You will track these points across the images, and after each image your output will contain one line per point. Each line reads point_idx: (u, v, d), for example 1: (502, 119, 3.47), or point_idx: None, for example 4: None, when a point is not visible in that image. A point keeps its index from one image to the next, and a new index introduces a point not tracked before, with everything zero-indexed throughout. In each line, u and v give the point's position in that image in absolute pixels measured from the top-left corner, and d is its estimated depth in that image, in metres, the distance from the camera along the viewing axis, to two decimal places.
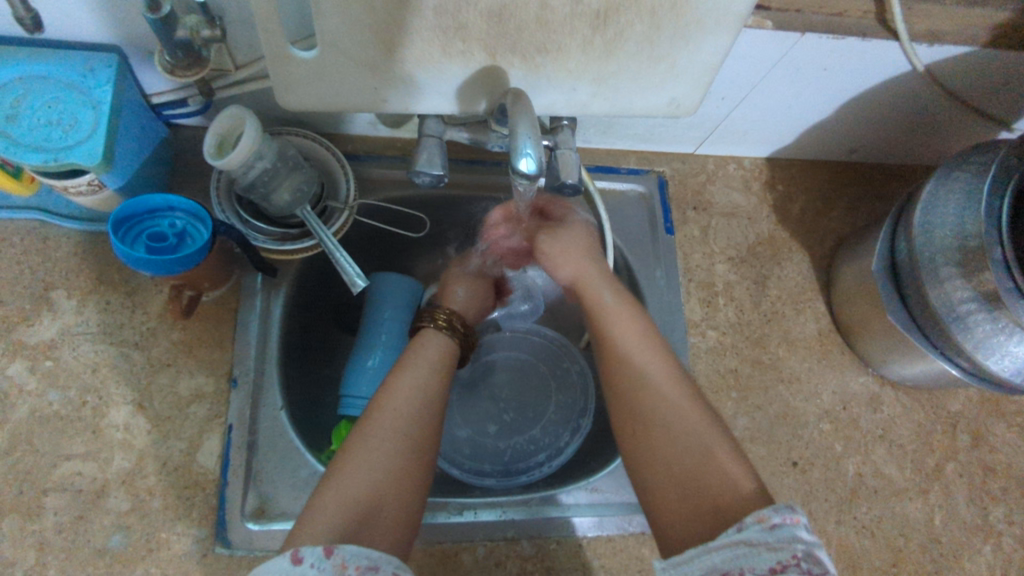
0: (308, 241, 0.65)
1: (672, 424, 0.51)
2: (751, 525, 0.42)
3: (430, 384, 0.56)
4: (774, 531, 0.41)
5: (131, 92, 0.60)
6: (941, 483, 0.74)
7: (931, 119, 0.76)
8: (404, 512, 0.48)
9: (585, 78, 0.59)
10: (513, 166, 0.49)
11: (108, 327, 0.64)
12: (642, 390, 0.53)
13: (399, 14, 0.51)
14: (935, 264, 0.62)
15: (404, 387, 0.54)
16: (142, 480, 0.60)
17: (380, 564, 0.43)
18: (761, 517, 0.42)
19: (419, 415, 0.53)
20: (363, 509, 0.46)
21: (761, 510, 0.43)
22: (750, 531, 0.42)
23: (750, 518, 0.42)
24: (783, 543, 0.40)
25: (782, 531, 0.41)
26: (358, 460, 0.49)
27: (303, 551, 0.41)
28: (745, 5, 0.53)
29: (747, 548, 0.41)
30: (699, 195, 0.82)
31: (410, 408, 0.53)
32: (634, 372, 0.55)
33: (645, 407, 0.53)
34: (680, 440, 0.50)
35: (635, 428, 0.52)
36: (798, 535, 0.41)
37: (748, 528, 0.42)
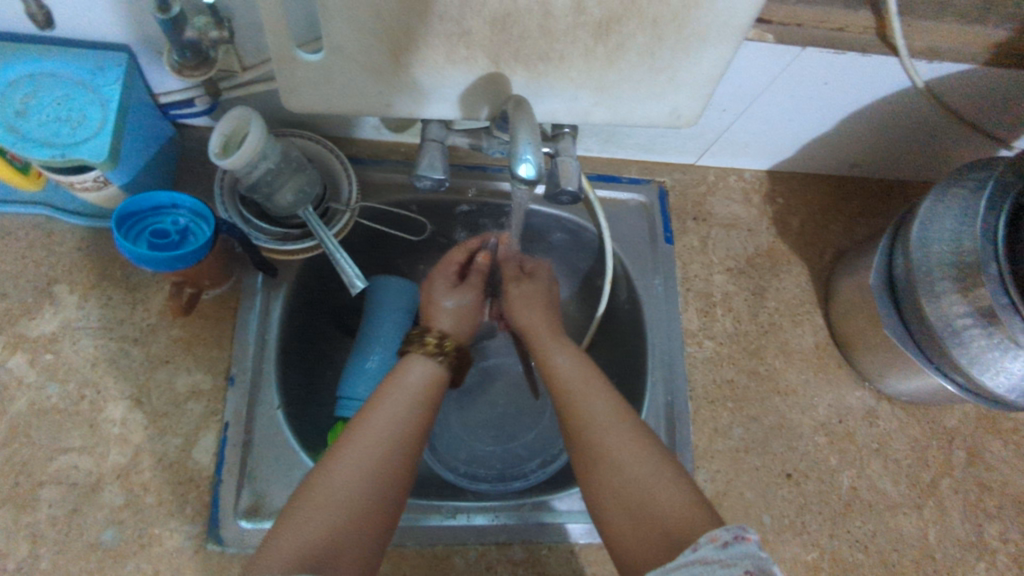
0: (308, 241, 0.65)
1: (620, 456, 0.53)
2: (706, 545, 0.44)
3: (408, 413, 0.55)
4: (728, 548, 0.42)
5: (138, 91, 0.61)
6: (936, 499, 0.74)
7: (931, 136, 0.77)
8: (369, 551, 0.49)
9: (587, 87, 0.60)
10: (512, 170, 0.49)
11: (110, 322, 0.65)
12: (594, 424, 0.56)
13: (405, 20, 0.52)
14: (931, 279, 0.62)
15: (379, 418, 0.54)
16: (137, 475, 0.61)
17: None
18: (714, 536, 0.44)
19: (392, 448, 0.53)
20: (323, 552, 0.46)
21: (714, 531, 0.45)
22: (704, 549, 0.43)
23: (705, 539, 0.44)
24: (737, 558, 0.42)
25: (734, 549, 0.42)
26: (315, 507, 0.48)
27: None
28: (746, 17, 0.54)
29: (701, 566, 0.42)
30: (699, 206, 0.82)
31: (355, 494, 0.49)
32: (584, 410, 0.57)
33: (595, 440, 0.55)
34: (628, 472, 0.52)
35: (587, 467, 0.54)
36: (749, 551, 0.42)
37: (702, 547, 0.44)
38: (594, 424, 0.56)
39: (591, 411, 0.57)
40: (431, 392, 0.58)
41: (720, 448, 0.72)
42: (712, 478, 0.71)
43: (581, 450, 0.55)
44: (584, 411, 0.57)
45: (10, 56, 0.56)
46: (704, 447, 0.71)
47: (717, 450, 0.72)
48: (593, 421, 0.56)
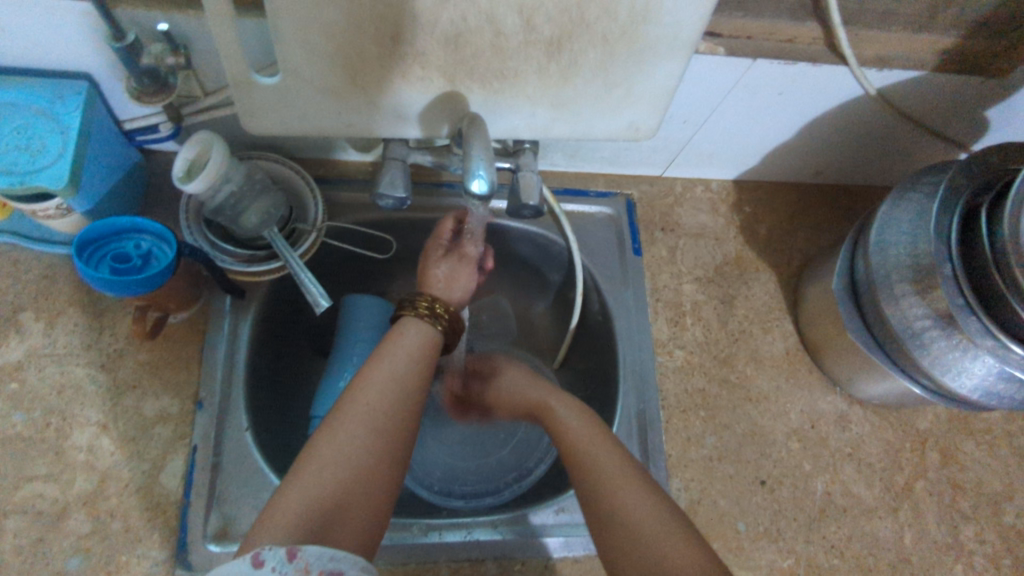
0: (274, 262, 0.66)
1: (629, 514, 0.51)
2: None
3: (406, 373, 0.56)
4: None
5: (101, 117, 0.61)
6: (911, 502, 0.74)
7: (892, 142, 0.78)
8: (375, 506, 0.49)
9: (544, 103, 0.61)
10: (464, 187, 0.50)
11: (76, 348, 0.65)
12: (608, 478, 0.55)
13: (358, 43, 0.53)
14: (890, 281, 0.63)
15: (377, 379, 0.55)
16: (104, 502, 0.60)
17: (343, 566, 0.44)
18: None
19: (393, 406, 0.53)
20: (333, 503, 0.47)
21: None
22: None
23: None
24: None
25: None
26: (324, 461, 0.48)
27: (263, 555, 0.42)
28: (695, 31, 0.55)
29: None
30: (666, 217, 0.83)
31: (354, 460, 0.49)
32: (594, 466, 0.56)
33: (606, 499, 0.53)
34: (638, 528, 0.50)
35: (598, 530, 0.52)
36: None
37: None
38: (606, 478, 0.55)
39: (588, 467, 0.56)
40: (427, 354, 0.60)
41: (693, 457, 0.72)
42: (687, 486, 0.70)
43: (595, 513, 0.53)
44: (597, 466, 0.56)
45: None
46: (678, 456, 0.71)
47: (690, 458, 0.72)
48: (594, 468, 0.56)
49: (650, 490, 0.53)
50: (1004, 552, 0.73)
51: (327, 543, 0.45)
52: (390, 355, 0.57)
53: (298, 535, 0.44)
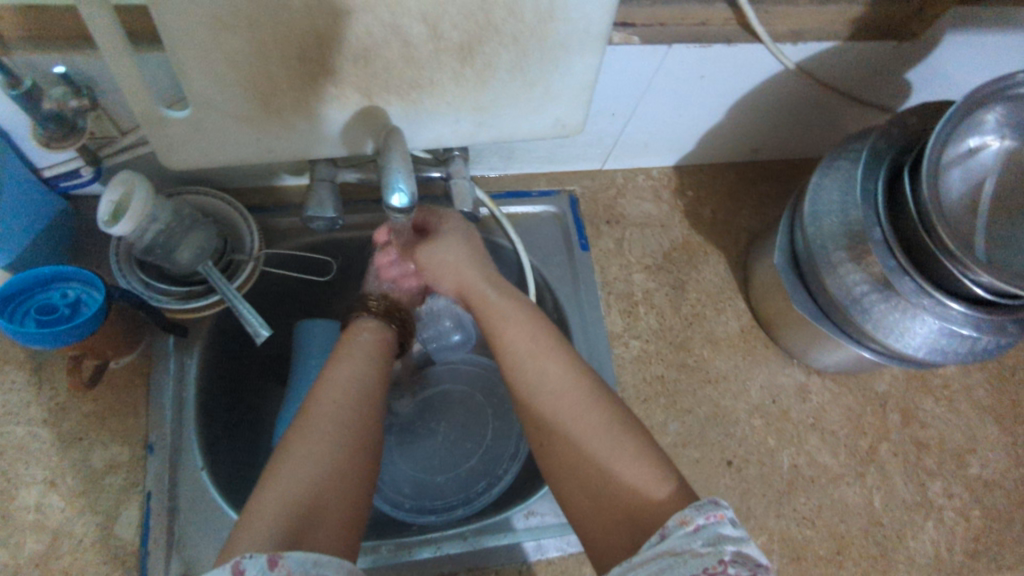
0: (212, 297, 0.64)
1: (582, 432, 0.52)
2: (676, 530, 0.43)
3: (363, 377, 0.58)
4: (700, 534, 0.42)
5: (15, 167, 0.59)
6: (876, 465, 0.74)
7: (820, 113, 0.79)
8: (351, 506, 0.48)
9: (466, 109, 0.61)
10: (383, 202, 0.50)
11: (15, 407, 0.63)
12: (559, 402, 0.54)
13: (265, 66, 0.52)
14: (826, 251, 0.63)
15: (340, 379, 0.56)
16: (57, 561, 0.58)
17: (328, 571, 0.42)
18: (684, 519, 0.43)
19: (355, 407, 0.54)
20: (310, 501, 0.46)
21: (683, 513, 0.44)
22: (675, 536, 0.43)
23: (675, 523, 0.44)
24: (708, 541, 0.42)
25: (706, 531, 0.42)
26: (292, 466, 0.48)
27: (244, 563, 0.39)
28: (604, 24, 0.55)
29: (673, 556, 0.42)
30: (611, 209, 0.84)
31: (326, 458, 0.49)
32: (541, 389, 0.55)
33: (564, 424, 0.53)
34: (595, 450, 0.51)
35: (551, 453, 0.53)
36: (722, 533, 0.42)
37: (673, 533, 0.43)
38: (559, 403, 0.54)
39: (539, 396, 0.55)
40: (380, 358, 0.62)
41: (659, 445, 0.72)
42: None
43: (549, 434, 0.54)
44: (549, 389, 0.55)
45: None
46: None
47: None
48: (543, 398, 0.55)
49: (604, 411, 0.53)
50: (972, 504, 0.74)
51: (308, 543, 0.43)
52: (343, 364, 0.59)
53: (278, 539, 0.42)
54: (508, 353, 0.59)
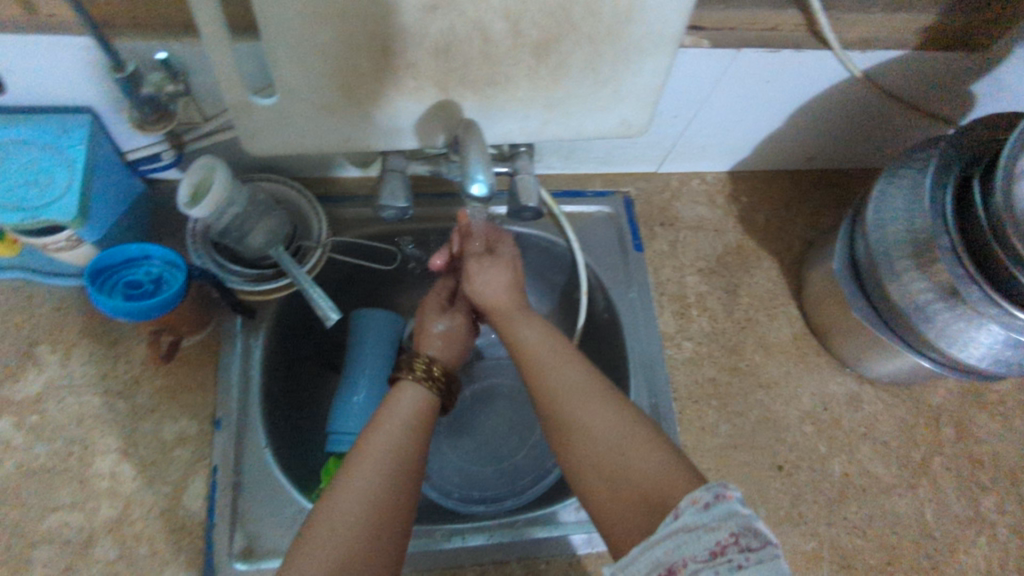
0: (283, 280, 0.67)
1: (587, 419, 0.53)
2: (687, 510, 0.42)
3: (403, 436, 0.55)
4: (710, 510, 0.41)
5: (106, 149, 0.63)
6: (929, 478, 0.74)
7: (881, 123, 0.79)
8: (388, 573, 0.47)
9: (536, 106, 0.62)
10: (463, 190, 0.52)
11: (92, 378, 0.65)
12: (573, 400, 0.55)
13: (352, 58, 0.54)
14: (890, 258, 0.63)
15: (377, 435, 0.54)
16: (129, 527, 0.61)
17: None
18: (695, 498, 0.43)
19: (393, 470, 0.52)
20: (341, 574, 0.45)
21: (694, 493, 0.43)
22: (686, 514, 0.42)
23: (686, 502, 0.43)
24: (719, 516, 0.41)
25: (718, 508, 0.41)
26: (321, 535, 0.46)
27: None
28: (677, 25, 0.56)
29: (686, 534, 0.41)
30: (665, 211, 0.84)
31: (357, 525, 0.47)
32: (558, 391, 0.56)
33: (568, 413, 0.54)
34: (609, 445, 0.51)
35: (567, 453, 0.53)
36: (733, 510, 0.41)
37: (684, 513, 0.42)
38: (563, 391, 0.56)
39: (556, 395, 0.56)
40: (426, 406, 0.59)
41: (709, 446, 0.72)
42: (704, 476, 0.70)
43: (563, 431, 0.54)
44: (556, 381, 0.57)
45: None
46: (693, 446, 0.72)
47: (706, 448, 0.72)
48: (561, 396, 0.56)
49: (608, 401, 0.54)
50: None
51: None
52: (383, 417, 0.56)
53: None
54: (534, 363, 0.59)
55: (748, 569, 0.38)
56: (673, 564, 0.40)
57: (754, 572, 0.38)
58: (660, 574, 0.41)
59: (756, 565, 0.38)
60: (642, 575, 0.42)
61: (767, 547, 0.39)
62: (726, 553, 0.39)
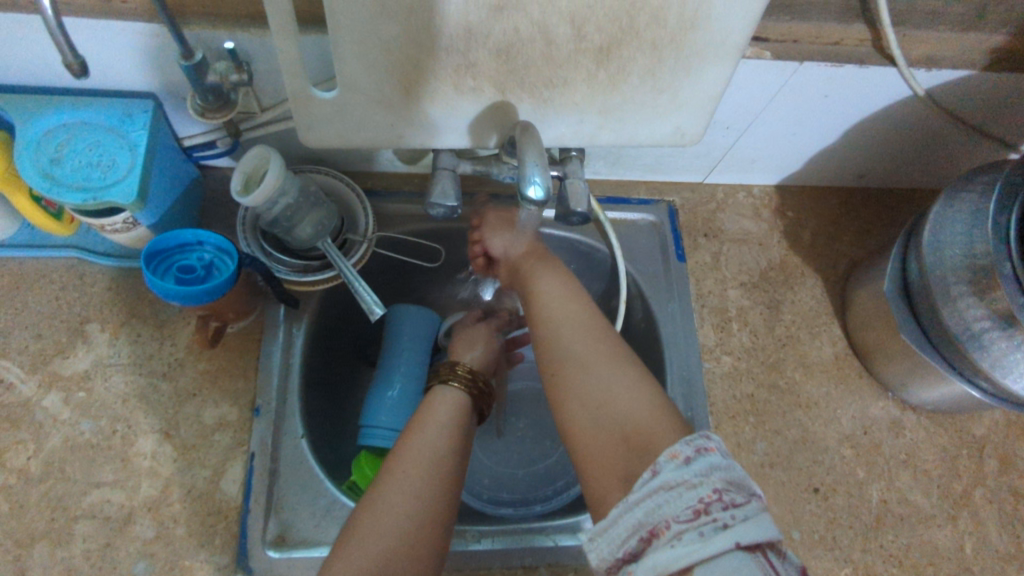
0: (328, 272, 0.68)
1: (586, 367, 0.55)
2: (667, 466, 0.43)
3: (439, 446, 0.56)
4: (691, 465, 0.42)
5: (165, 134, 0.64)
6: (970, 510, 0.72)
7: (939, 143, 0.77)
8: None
9: (591, 111, 0.62)
10: (521, 193, 0.51)
11: (139, 359, 0.66)
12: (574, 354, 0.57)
13: (414, 54, 0.54)
14: (946, 283, 0.62)
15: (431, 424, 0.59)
16: (168, 508, 0.61)
17: None
18: (674, 454, 0.44)
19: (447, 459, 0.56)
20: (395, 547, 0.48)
21: (674, 447, 0.44)
22: (666, 471, 0.43)
23: (665, 459, 0.44)
24: (699, 471, 0.42)
25: (698, 463, 0.42)
26: (383, 506, 0.50)
27: None
28: (742, 36, 0.55)
29: (667, 492, 0.42)
30: (709, 223, 0.84)
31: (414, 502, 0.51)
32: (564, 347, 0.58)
33: (569, 359, 0.57)
34: (611, 393, 0.52)
35: (564, 397, 0.55)
36: (713, 464, 0.42)
37: (665, 468, 0.43)
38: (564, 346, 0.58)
39: (563, 348, 0.58)
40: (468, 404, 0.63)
41: (744, 463, 0.71)
42: None
43: (561, 379, 0.56)
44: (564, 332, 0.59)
45: (47, 107, 0.59)
46: None
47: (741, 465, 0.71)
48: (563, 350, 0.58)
49: (609, 356, 0.56)
50: None
51: None
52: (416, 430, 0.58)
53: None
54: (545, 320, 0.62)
55: (733, 528, 0.38)
56: (655, 524, 0.41)
57: (738, 530, 0.38)
58: (642, 535, 0.41)
59: (740, 523, 0.39)
60: (622, 537, 0.42)
61: (749, 500, 0.40)
62: (709, 510, 0.40)
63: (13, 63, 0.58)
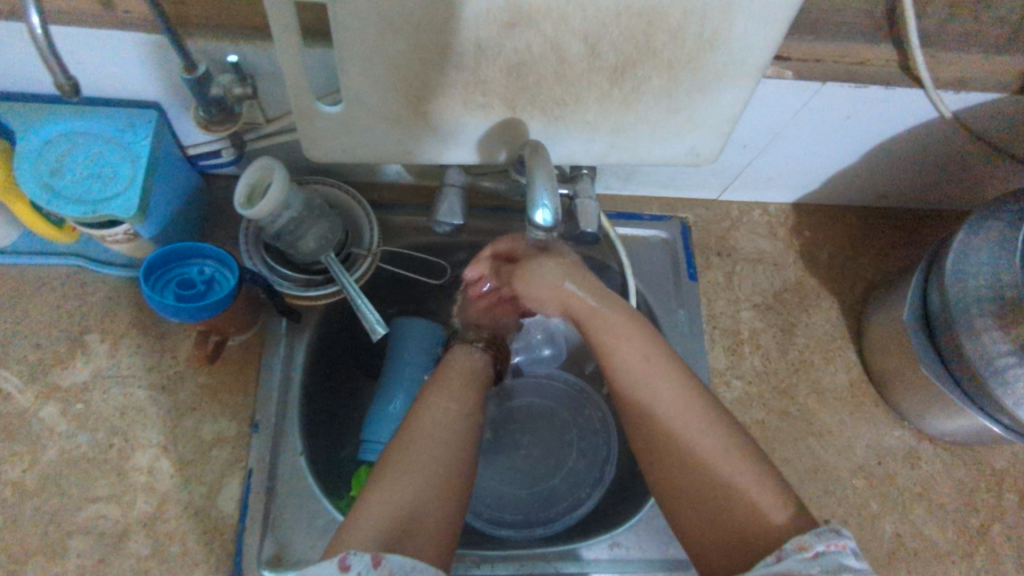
0: (331, 288, 0.66)
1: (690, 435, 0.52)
2: (792, 553, 0.44)
3: (455, 423, 0.57)
4: (818, 560, 0.42)
5: (168, 144, 0.63)
6: (987, 547, 0.69)
7: (965, 165, 0.75)
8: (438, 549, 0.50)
9: (604, 130, 0.60)
10: (529, 218, 0.50)
11: (138, 371, 0.66)
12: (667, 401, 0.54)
13: (421, 71, 0.52)
14: (969, 315, 0.59)
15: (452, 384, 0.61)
16: (163, 524, 0.60)
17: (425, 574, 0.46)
18: (802, 544, 0.44)
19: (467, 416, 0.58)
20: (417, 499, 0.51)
21: (802, 537, 0.45)
22: (791, 560, 0.43)
23: (792, 547, 0.44)
24: (827, 569, 0.42)
25: (825, 559, 0.43)
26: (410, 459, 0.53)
27: (351, 559, 0.44)
28: (763, 57, 0.53)
29: None
30: (723, 241, 0.81)
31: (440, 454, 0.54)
32: (652, 395, 0.54)
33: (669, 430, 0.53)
34: (720, 477, 0.50)
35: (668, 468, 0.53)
36: (843, 562, 0.42)
37: (789, 556, 0.44)
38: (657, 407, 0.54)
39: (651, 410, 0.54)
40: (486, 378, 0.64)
41: None
42: None
43: (659, 447, 0.53)
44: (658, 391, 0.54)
45: (49, 115, 0.58)
46: None
47: None
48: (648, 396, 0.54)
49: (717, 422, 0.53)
50: None
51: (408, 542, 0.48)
52: (432, 404, 0.58)
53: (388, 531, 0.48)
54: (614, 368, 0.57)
55: None
56: None
57: None
58: None
59: None
60: None
61: None
62: None
63: (15, 70, 0.57)
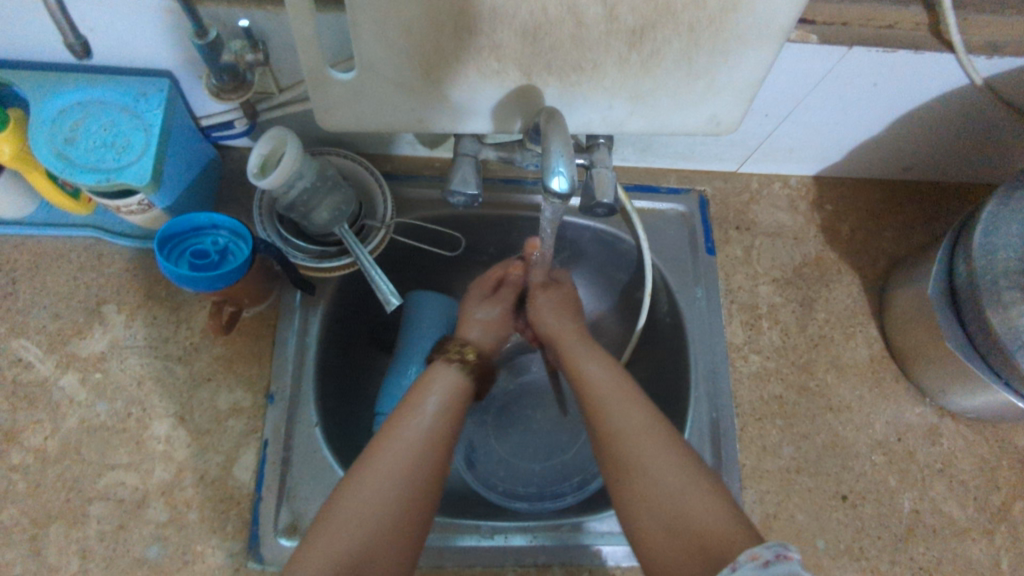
0: (345, 258, 0.66)
1: (651, 454, 0.53)
2: (745, 564, 0.42)
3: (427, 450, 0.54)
4: (768, 568, 0.41)
5: (181, 114, 0.62)
6: (1008, 524, 0.68)
7: (996, 135, 0.72)
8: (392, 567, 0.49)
9: (621, 97, 0.59)
10: (545, 184, 0.49)
11: (155, 341, 0.66)
12: (632, 435, 0.55)
13: (434, 36, 0.51)
14: (996, 286, 0.57)
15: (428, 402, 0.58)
16: (181, 492, 0.61)
17: None
18: (754, 555, 0.42)
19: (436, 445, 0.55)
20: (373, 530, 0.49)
21: (755, 549, 0.43)
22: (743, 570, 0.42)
23: (744, 558, 0.43)
24: None
25: (776, 567, 0.41)
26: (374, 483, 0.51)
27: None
28: (788, 18, 0.51)
29: None
30: (741, 214, 0.80)
31: (404, 476, 0.52)
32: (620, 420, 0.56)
33: (630, 448, 0.54)
34: (677, 493, 0.51)
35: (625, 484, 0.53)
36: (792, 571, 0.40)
37: (742, 567, 0.42)
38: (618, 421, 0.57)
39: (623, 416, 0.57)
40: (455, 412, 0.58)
41: (770, 468, 0.69)
42: (762, 498, 0.67)
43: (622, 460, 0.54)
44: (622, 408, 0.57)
45: (62, 84, 0.58)
46: (753, 466, 0.68)
47: (766, 469, 0.69)
48: (613, 428, 0.56)
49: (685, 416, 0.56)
50: None
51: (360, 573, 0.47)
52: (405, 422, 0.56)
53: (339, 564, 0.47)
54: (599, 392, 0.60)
55: None
56: None
57: None
58: None
59: None
60: None
61: None
62: None
63: (28, 38, 0.56)
